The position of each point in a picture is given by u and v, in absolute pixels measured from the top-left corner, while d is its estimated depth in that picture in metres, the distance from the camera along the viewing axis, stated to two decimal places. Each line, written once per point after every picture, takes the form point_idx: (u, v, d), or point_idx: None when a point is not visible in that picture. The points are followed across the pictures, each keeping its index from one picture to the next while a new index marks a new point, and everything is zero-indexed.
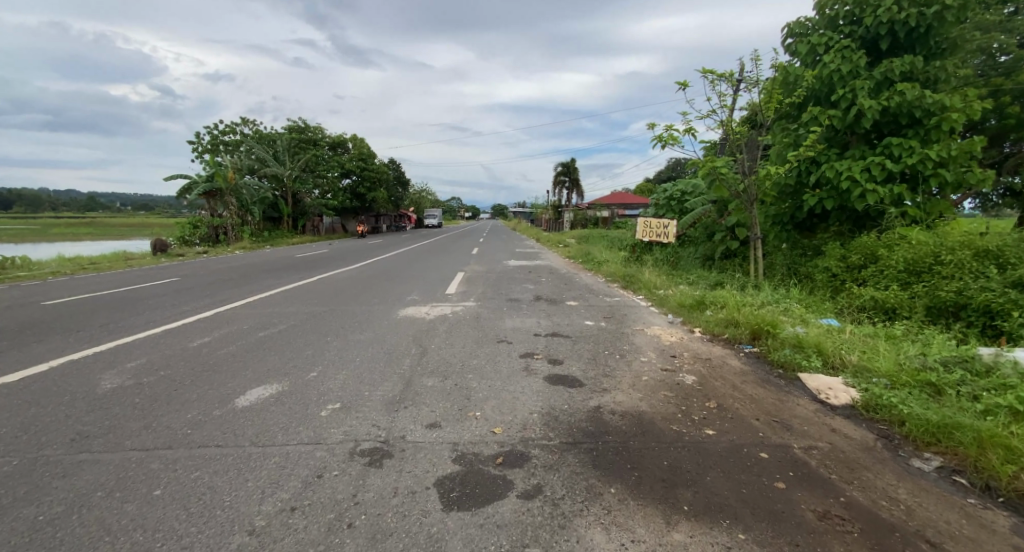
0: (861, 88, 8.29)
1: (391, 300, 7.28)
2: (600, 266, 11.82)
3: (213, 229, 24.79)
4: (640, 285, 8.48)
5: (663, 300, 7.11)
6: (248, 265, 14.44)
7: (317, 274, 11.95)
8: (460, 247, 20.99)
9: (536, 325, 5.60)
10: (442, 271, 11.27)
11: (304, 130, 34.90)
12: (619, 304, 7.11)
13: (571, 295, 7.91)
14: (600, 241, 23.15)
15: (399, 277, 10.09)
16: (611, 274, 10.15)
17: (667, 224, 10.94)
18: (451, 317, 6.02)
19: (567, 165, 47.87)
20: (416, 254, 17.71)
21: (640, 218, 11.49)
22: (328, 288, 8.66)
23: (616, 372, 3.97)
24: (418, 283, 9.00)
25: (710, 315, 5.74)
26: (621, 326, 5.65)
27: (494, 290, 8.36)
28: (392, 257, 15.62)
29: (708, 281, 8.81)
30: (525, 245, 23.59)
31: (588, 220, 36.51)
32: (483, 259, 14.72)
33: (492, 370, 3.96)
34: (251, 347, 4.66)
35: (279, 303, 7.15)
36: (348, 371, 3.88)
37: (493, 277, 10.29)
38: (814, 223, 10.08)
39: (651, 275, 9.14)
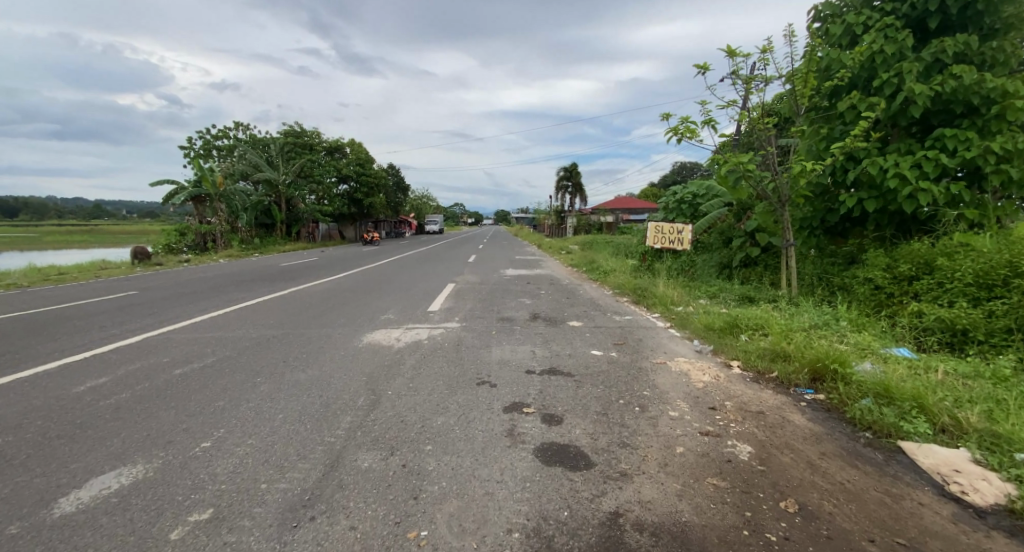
0: (908, 71, 7.12)
1: (359, 320, 6.15)
2: (606, 275, 10.70)
3: (201, 236, 23.77)
4: (654, 299, 7.34)
5: (684, 321, 5.93)
6: (223, 276, 13.33)
7: (293, 285, 10.81)
8: (458, 254, 19.90)
9: (528, 357, 4.44)
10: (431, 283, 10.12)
11: (299, 134, 33.95)
12: (631, 325, 5.93)
13: (574, 312, 6.74)
14: (605, 246, 21.95)
15: (379, 290, 8.92)
16: (619, 287, 8.98)
17: (682, 229, 9.78)
18: (425, 345, 4.87)
19: (570, 169, 46.83)
20: (409, 262, 16.58)
21: (649, 223, 10.32)
22: (294, 304, 7.52)
23: (636, 439, 2.80)
24: (398, 299, 7.84)
25: (748, 345, 4.56)
26: (636, 358, 4.47)
27: (485, 306, 7.23)
28: (382, 266, 14.49)
29: (732, 296, 7.69)
30: (527, 252, 22.46)
31: (591, 226, 35.36)
32: (479, 267, 13.58)
33: (462, 437, 2.80)
34: (148, 396, 3.52)
35: (227, 325, 6.04)
36: (255, 441, 2.73)
37: (485, 290, 9.13)
38: (847, 228, 8.89)
39: (666, 287, 8.02)
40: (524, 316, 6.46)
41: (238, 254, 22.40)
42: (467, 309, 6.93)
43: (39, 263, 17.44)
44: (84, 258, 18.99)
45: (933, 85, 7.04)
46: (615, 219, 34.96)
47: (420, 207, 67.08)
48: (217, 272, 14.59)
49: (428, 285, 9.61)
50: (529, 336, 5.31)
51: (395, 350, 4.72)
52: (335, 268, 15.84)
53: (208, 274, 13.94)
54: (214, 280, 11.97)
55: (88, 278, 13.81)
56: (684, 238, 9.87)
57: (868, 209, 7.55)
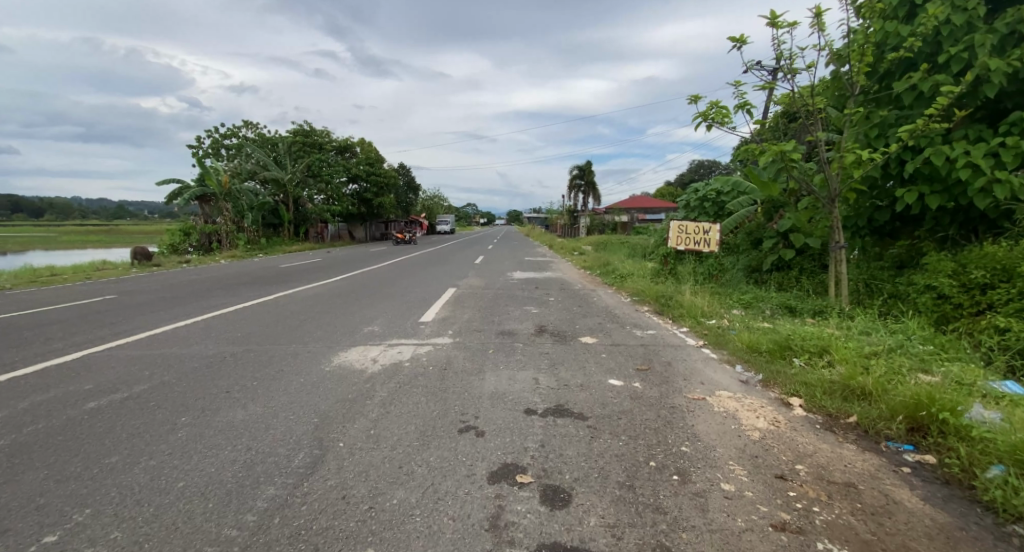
0: (982, 43, 6.04)
1: (337, 335, 5.32)
2: (624, 280, 9.77)
3: (206, 236, 23.26)
4: (681, 308, 6.41)
5: (719, 339, 5.00)
6: (216, 278, 12.67)
7: (284, 289, 10.06)
8: (467, 256, 19.13)
9: (530, 389, 3.54)
10: (431, 288, 9.28)
11: (308, 133, 33.50)
12: (656, 343, 5.00)
13: (588, 326, 5.81)
14: (620, 248, 20.86)
15: (372, 296, 8.10)
16: (638, 294, 8.03)
17: (710, 229, 8.85)
18: (406, 370, 4.01)
19: (583, 168, 45.73)
20: (414, 263, 15.80)
21: (671, 222, 9.32)
22: (273, 312, 6.73)
23: (680, 538, 1.89)
24: (389, 307, 7.00)
25: (810, 376, 3.62)
26: (666, 392, 3.55)
27: (485, 317, 6.35)
28: (383, 268, 13.72)
29: (770, 306, 6.75)
30: (538, 253, 21.56)
31: (605, 226, 34.25)
32: (485, 270, 12.70)
33: (422, 532, 1.91)
34: (29, 446, 2.71)
35: (187, 339, 5.25)
36: (120, 536, 1.88)
37: (489, 296, 8.24)
38: (896, 227, 7.94)
39: (694, 295, 7.09)
40: (529, 329, 5.57)
41: (242, 254, 21.88)
42: (464, 321, 6.05)
43: (39, 264, 17.07)
44: (85, 258, 18.60)
45: (1012, 58, 5.94)
46: (630, 219, 33.74)
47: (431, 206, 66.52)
48: (213, 274, 13.96)
49: (426, 291, 8.76)
50: (533, 358, 4.41)
51: (367, 376, 3.86)
52: (336, 270, 15.13)
53: (203, 276, 13.29)
54: (205, 283, 11.30)
55: (80, 280, 13.28)
56: (711, 238, 8.87)
57: (930, 205, 6.51)
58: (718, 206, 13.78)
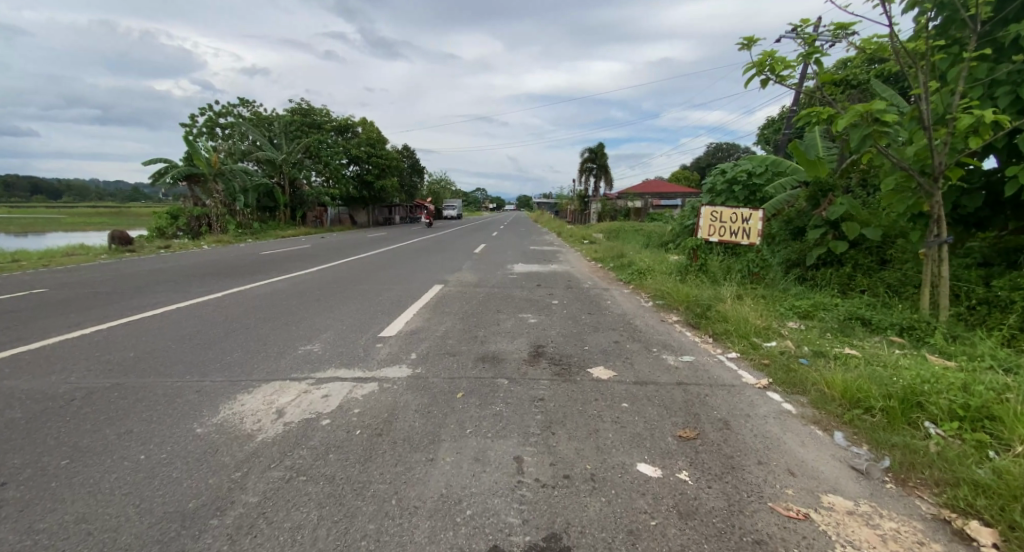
0: None
1: (258, 358, 3.89)
2: (643, 276, 8.26)
3: (195, 220, 22.00)
4: (720, 316, 4.92)
5: (790, 377, 3.54)
6: (183, 267, 11.30)
7: (245, 281, 8.64)
8: (467, 243, 17.66)
9: (504, 492, 2.08)
10: (413, 284, 7.82)
11: (307, 112, 31.94)
12: (697, 381, 3.50)
13: (600, 346, 4.32)
14: (634, 238, 19.17)
15: (337, 296, 6.68)
16: (662, 297, 6.50)
17: (751, 217, 7.26)
18: (318, 435, 2.57)
19: (595, 151, 43.72)
20: (407, 251, 14.36)
21: (701, 208, 7.71)
22: (202, 319, 5.34)
23: None
24: (348, 314, 5.56)
25: (978, 473, 2.15)
26: (738, 501, 2.06)
27: (466, 329, 4.89)
28: (371, 258, 12.30)
29: (837, 318, 5.25)
30: (546, 241, 20.02)
31: (619, 212, 32.49)
32: (481, 262, 11.19)
33: None
34: None
35: (55, 363, 3.85)
36: None
37: (477, 298, 6.78)
38: (985, 217, 6.16)
39: (738, 297, 5.61)
40: (521, 352, 4.09)
41: (231, 238, 20.59)
42: (437, 336, 4.60)
43: (10, 248, 15.89)
44: (62, 242, 17.41)
45: None
46: (644, 204, 31.72)
47: (438, 191, 64.76)
48: (184, 262, 12.63)
49: (403, 290, 7.31)
50: (519, 409, 2.94)
51: (250, 449, 2.43)
52: (322, 258, 13.73)
53: (171, 264, 11.96)
54: (164, 273, 9.95)
55: (38, 267, 12.01)
56: (750, 229, 7.29)
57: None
58: (749, 190, 12.11)
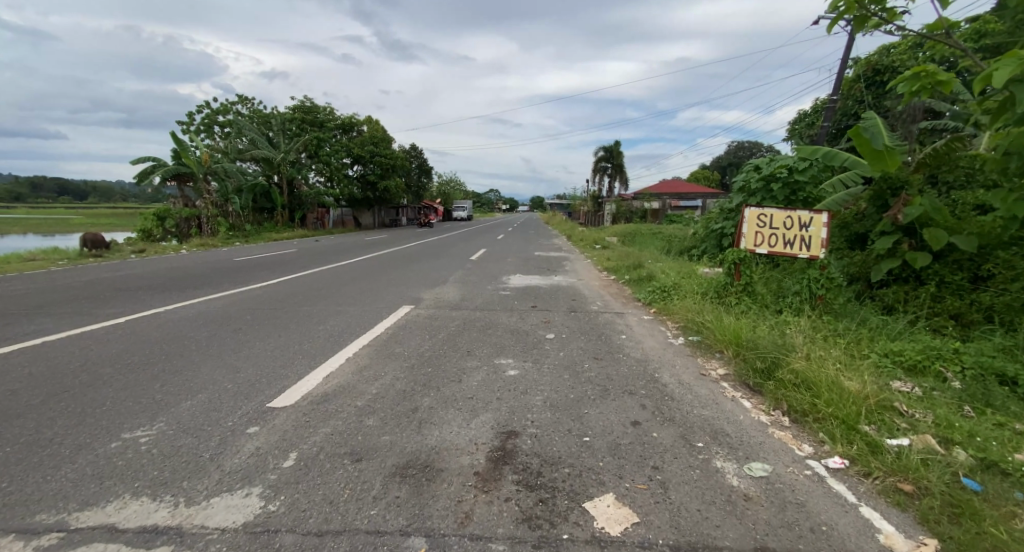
0: None
1: (25, 465, 2.32)
2: (667, 295, 6.55)
3: (184, 221, 20.69)
4: (795, 374, 3.22)
5: (974, 540, 1.81)
6: (134, 276, 9.87)
7: (180, 298, 7.11)
8: (466, 248, 16.08)
9: None
10: (376, 306, 6.20)
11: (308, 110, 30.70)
12: (792, 547, 1.80)
13: (606, 437, 2.64)
14: (651, 243, 17.33)
15: (265, 325, 5.11)
16: (697, 331, 4.78)
17: (813, 222, 5.50)
18: None
19: (610, 148, 41.78)
20: (396, 257, 12.80)
21: (744, 211, 5.95)
22: (50, 367, 3.81)
23: None
24: (254, 357, 3.98)
25: None
26: None
27: (407, 391, 3.26)
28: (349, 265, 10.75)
29: (969, 377, 3.53)
30: (555, 245, 18.30)
31: (635, 213, 30.57)
32: (473, 272, 9.52)
33: None
34: None
35: None
36: None
37: (446, 326, 5.14)
38: None
39: (814, 341, 3.88)
40: (473, 452, 2.44)
41: (218, 241, 19.30)
42: (354, 407, 2.97)
43: None
44: (36, 245, 16.27)
45: None
46: (662, 205, 29.86)
47: (448, 192, 63.37)
48: (145, 268, 11.23)
49: (355, 314, 5.70)
50: None
51: None
52: (301, 263, 12.23)
53: (126, 272, 10.56)
54: (101, 284, 8.50)
55: None
56: (810, 237, 5.53)
57: None
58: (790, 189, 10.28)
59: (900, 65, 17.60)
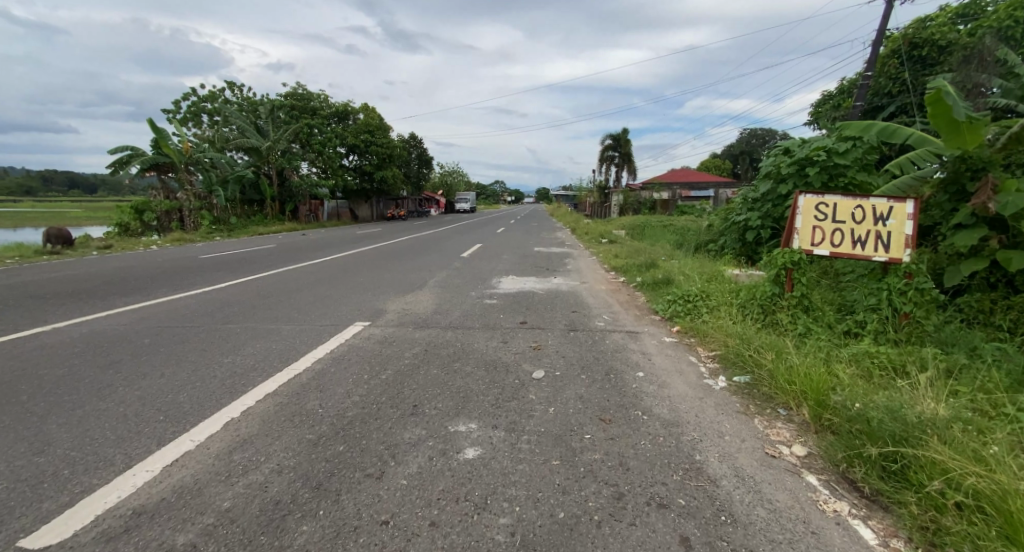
0: None
1: None
2: (694, 308, 5.14)
3: (164, 214, 19.35)
4: (951, 485, 1.84)
5: None
6: (69, 278, 8.58)
7: (90, 309, 5.79)
8: (459, 243, 14.73)
9: None
10: (321, 322, 4.87)
11: (301, 97, 29.33)
12: None
13: None
14: (661, 237, 15.86)
15: (154, 356, 3.78)
16: (745, 369, 3.41)
17: (895, 213, 4.15)
18: None
19: (617, 136, 40.14)
20: (378, 254, 11.48)
21: (796, 198, 4.55)
22: None
23: None
24: (89, 425, 2.66)
25: None
26: None
27: (281, 505, 1.93)
28: (320, 264, 9.43)
29: None
30: (557, 240, 16.90)
31: (642, 203, 29.08)
32: (458, 274, 8.19)
33: None
34: None
35: None
36: None
37: (398, 357, 3.81)
38: None
39: (944, 405, 2.49)
40: None
41: (197, 235, 18.06)
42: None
43: None
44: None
45: None
46: (671, 196, 28.33)
47: (450, 183, 61.80)
48: (91, 268, 9.88)
49: (286, 336, 4.38)
50: None
51: None
52: (271, 262, 10.87)
53: (65, 272, 9.21)
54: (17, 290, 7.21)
55: None
56: (889, 233, 4.18)
57: None
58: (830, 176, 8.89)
59: (937, 39, 16.05)
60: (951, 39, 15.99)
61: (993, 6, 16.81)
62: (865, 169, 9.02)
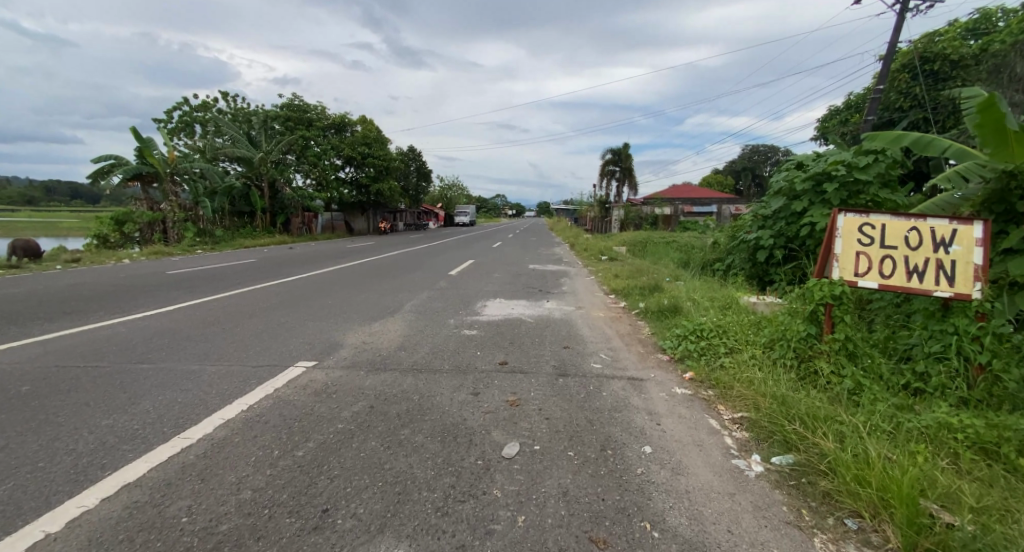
0: None
1: None
2: (709, 348, 4.25)
3: (147, 226, 18.64)
4: None
5: None
6: (9, 296, 7.74)
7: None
8: (450, 260, 13.92)
9: None
10: (257, 362, 4.02)
11: (296, 108, 28.86)
12: None
13: None
14: (665, 255, 15.01)
15: (18, 413, 2.93)
16: (789, 447, 2.54)
17: (961, 238, 3.33)
18: None
19: (618, 151, 39.65)
20: (359, 271, 10.64)
21: (834, 217, 3.73)
22: None
23: None
24: None
25: None
26: None
27: None
28: (291, 283, 8.61)
29: None
30: (554, 257, 16.07)
31: (643, 219, 28.37)
32: (440, 296, 7.35)
33: None
34: None
35: None
36: None
37: (330, 419, 2.92)
38: None
39: None
40: None
41: (178, 249, 17.28)
42: None
43: None
44: None
45: None
46: (674, 211, 27.57)
47: (450, 196, 61.31)
48: (42, 285, 9.04)
49: (202, 382, 3.51)
50: None
51: None
52: (241, 279, 10.00)
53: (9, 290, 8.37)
54: None
55: None
56: (953, 263, 3.36)
57: None
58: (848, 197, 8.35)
59: (951, 53, 15.46)
60: (966, 52, 15.49)
61: (1009, 19, 16.21)
62: (889, 185, 8.28)
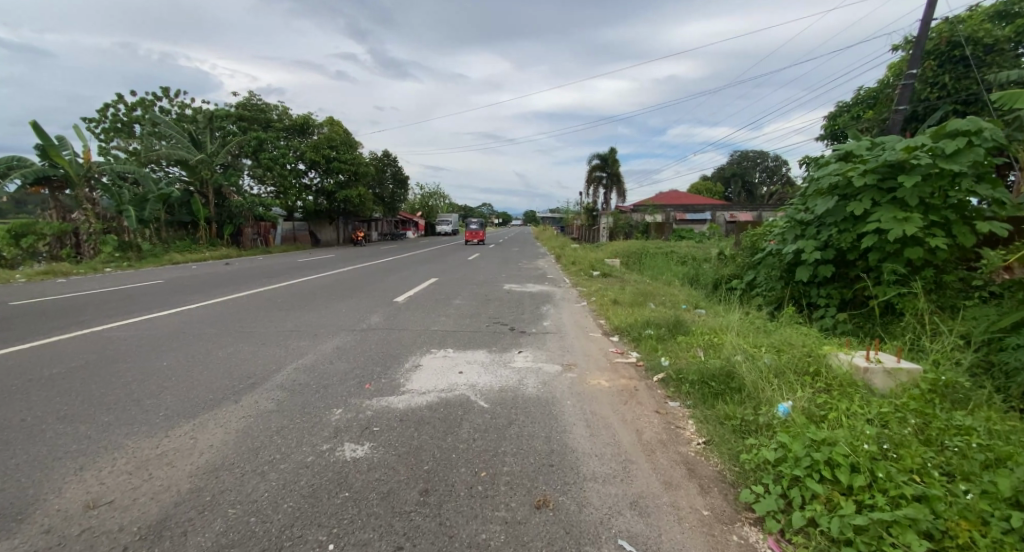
0: None
1: None
2: (884, 541, 1.76)
3: (55, 238, 15.78)
4: None
5: None
6: None
7: None
8: (407, 279, 11.27)
9: None
10: None
11: (251, 109, 26.10)
12: None
13: None
14: (667, 270, 12.62)
15: None
16: None
17: None
18: None
19: (603, 156, 37.67)
20: (272, 298, 7.95)
21: None
22: None
23: None
24: None
25: None
26: None
27: None
28: (149, 324, 5.94)
29: None
30: (537, 273, 13.58)
31: (635, 227, 26.15)
32: (352, 348, 4.76)
33: None
34: None
35: None
36: None
37: None
38: None
39: None
40: None
41: (84, 267, 14.34)
42: None
43: None
44: None
45: None
46: (667, 217, 25.39)
47: (432, 204, 58.70)
48: None
49: None
50: None
51: None
52: (99, 310, 7.22)
53: None
54: None
55: None
56: None
57: None
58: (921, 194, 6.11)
59: (984, 36, 13.49)
60: (1001, 34, 13.56)
61: None
62: (987, 179, 5.96)
